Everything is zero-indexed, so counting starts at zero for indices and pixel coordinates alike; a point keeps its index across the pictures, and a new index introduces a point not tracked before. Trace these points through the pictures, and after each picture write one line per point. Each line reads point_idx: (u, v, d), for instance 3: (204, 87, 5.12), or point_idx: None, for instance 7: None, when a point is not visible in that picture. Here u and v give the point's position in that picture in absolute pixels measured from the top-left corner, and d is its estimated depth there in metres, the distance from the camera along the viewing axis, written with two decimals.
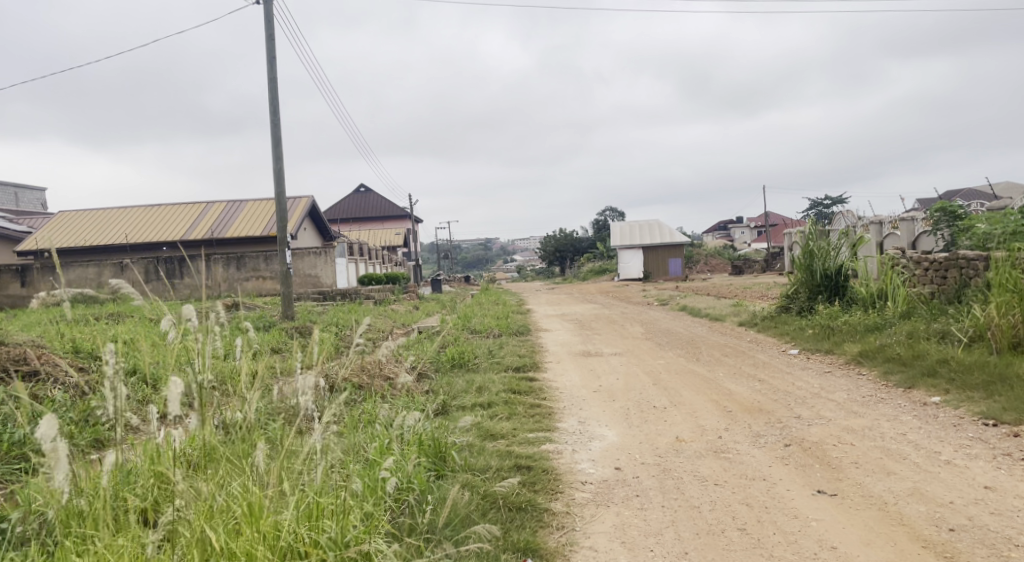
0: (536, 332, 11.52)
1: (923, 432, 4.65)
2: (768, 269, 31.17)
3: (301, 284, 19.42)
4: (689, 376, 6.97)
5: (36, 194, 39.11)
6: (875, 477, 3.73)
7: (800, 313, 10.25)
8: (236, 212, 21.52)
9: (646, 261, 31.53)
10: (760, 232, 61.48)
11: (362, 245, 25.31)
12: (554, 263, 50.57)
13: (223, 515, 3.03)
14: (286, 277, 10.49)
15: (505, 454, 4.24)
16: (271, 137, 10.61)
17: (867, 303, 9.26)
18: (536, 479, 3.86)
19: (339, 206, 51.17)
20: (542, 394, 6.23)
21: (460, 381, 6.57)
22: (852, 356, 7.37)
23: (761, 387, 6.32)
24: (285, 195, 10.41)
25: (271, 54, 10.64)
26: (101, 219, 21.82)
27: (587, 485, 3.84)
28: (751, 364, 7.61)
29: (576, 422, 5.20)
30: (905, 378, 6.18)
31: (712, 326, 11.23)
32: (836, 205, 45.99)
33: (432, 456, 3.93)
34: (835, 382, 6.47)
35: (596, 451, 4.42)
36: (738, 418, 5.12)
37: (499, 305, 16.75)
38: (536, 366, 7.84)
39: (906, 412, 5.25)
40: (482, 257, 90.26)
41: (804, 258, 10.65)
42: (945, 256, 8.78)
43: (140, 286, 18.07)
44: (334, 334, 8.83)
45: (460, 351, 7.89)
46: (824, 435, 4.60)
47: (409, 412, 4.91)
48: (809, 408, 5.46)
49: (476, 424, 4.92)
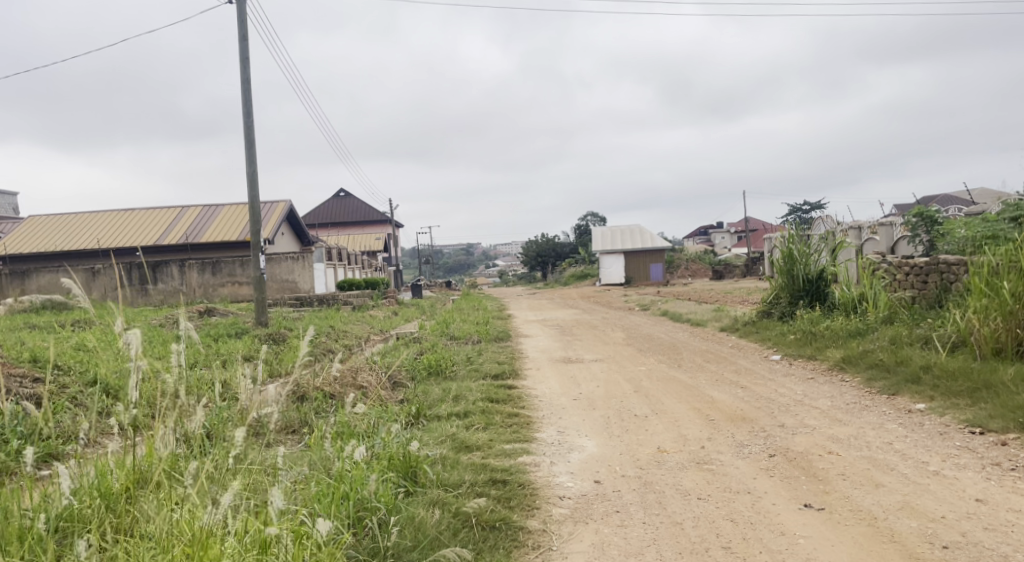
0: (516, 337, 11.36)
1: (910, 441, 4.53)
2: (749, 273, 31.27)
3: (279, 289, 19.11)
4: (670, 383, 6.82)
5: (8, 199, 38.42)
6: (863, 490, 3.59)
7: (781, 318, 10.17)
8: (211, 217, 21.11)
9: (627, 266, 31.54)
10: (741, 237, 61.86)
11: (342, 250, 25.01)
12: (537, 269, 50.53)
13: (169, 547, 2.84)
14: (261, 283, 10.20)
15: (480, 467, 4.06)
16: (245, 140, 10.36)
17: (848, 309, 9.20)
18: (512, 495, 3.68)
19: (319, 211, 50.72)
20: (520, 403, 6.06)
21: (436, 390, 6.38)
22: (834, 361, 7.29)
23: (744, 394, 6.20)
24: (258, 198, 10.17)
25: (244, 55, 10.41)
26: (73, 224, 21.36)
27: (565, 501, 3.67)
28: (733, 370, 7.50)
29: (555, 433, 5.03)
30: (889, 385, 6.10)
31: (693, 331, 11.13)
32: (816, 210, 46.37)
33: (401, 473, 3.73)
34: (818, 389, 6.37)
35: (574, 463, 4.25)
36: (721, 428, 4.98)
37: (480, 310, 16.55)
38: (515, 374, 7.67)
39: (891, 419, 5.15)
40: (464, 263, 90.04)
41: (784, 262, 10.59)
42: (925, 261, 8.73)
43: (112, 291, 17.75)
44: (309, 342, 8.61)
45: (437, 358, 7.71)
46: (809, 445, 4.47)
47: (382, 424, 4.73)
48: (793, 415, 5.34)
49: (451, 436, 4.73)
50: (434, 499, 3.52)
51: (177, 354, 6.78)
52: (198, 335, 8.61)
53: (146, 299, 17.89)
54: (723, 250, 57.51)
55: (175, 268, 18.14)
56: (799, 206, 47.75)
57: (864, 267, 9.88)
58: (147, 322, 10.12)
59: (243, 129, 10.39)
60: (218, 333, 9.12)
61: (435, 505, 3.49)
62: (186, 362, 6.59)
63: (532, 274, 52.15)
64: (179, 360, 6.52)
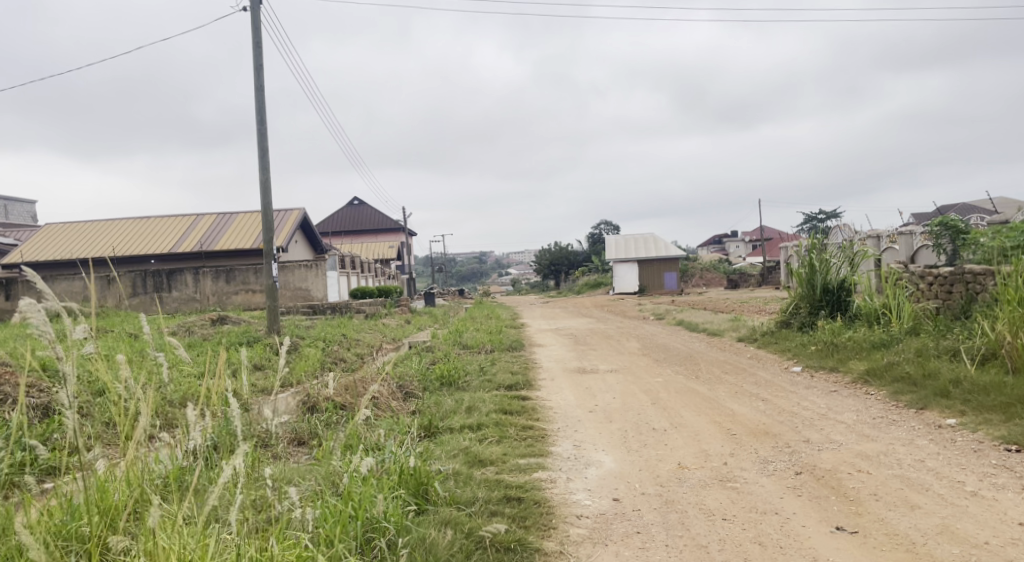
0: (529, 347, 11.18)
1: (943, 459, 4.33)
2: (765, 282, 30.92)
3: (292, 297, 19.06)
4: (689, 395, 6.65)
5: (27, 207, 38.90)
6: (898, 512, 3.41)
7: (800, 329, 9.94)
8: (226, 225, 21.17)
9: (641, 275, 31.31)
10: (755, 246, 61.41)
11: (355, 257, 24.95)
12: (550, 277, 50.38)
13: None
14: (273, 290, 10.13)
15: (494, 483, 3.91)
16: (258, 148, 10.32)
17: (870, 320, 8.96)
18: (527, 514, 3.53)
19: (333, 219, 50.93)
20: (534, 415, 5.91)
21: (448, 401, 6.23)
22: (858, 374, 7.07)
23: (766, 407, 6.02)
24: (271, 205, 10.12)
25: (258, 62, 10.38)
26: (89, 231, 21.53)
27: (583, 520, 3.51)
28: (753, 382, 7.31)
29: (571, 447, 4.87)
30: (916, 398, 5.89)
31: (710, 341, 10.92)
32: (833, 219, 45.98)
33: (412, 490, 3.59)
34: (842, 403, 6.16)
35: (592, 480, 4.09)
36: (744, 443, 4.80)
37: (493, 318, 16.40)
38: (529, 384, 7.51)
39: (921, 435, 4.94)
40: (477, 270, 89.74)
41: (805, 271, 10.36)
42: (950, 270, 8.48)
43: (127, 299, 17.90)
44: (321, 351, 8.53)
45: (449, 368, 7.57)
46: (837, 462, 4.29)
47: (392, 437, 4.62)
48: (818, 430, 5.15)
49: (464, 449, 4.59)
50: (446, 518, 3.38)
51: (190, 366, 6.73)
52: (208, 344, 8.55)
53: (160, 307, 18.03)
54: (738, 258, 57.14)
55: (189, 276, 18.23)
56: (814, 215, 47.38)
57: (886, 276, 9.65)
58: (159, 331, 10.08)
59: (257, 136, 10.35)
60: (229, 341, 9.05)
61: (447, 524, 3.35)
62: (193, 372, 6.52)
63: (545, 282, 51.95)
64: (186, 369, 6.46)
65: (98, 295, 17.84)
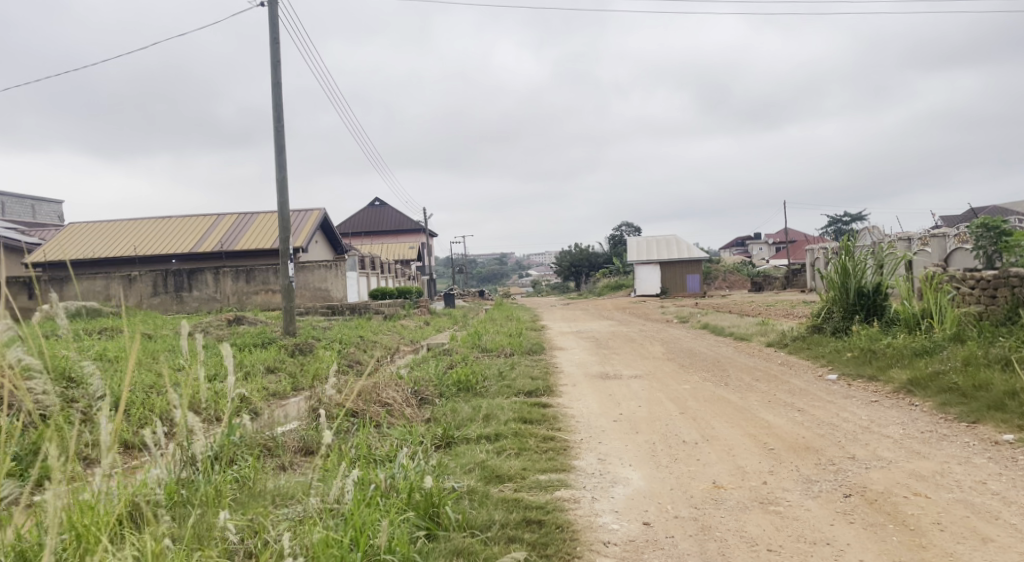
0: (550, 351, 10.82)
1: (1008, 481, 3.92)
2: (790, 285, 30.31)
3: (311, 298, 18.91)
4: (720, 405, 6.27)
5: (53, 207, 39.43)
6: (967, 546, 3.04)
7: (834, 334, 9.42)
8: (246, 225, 21.11)
9: (664, 277, 30.87)
10: (779, 249, 60.62)
11: (375, 258, 24.74)
12: (570, 278, 50.02)
13: None
14: (288, 291, 9.89)
15: (512, 504, 3.58)
16: (275, 145, 10.09)
17: (910, 325, 8.47)
18: (548, 540, 3.20)
19: (354, 220, 51.05)
20: (556, 424, 5.57)
21: (464, 408, 5.92)
22: (900, 384, 6.63)
23: (803, 418, 5.62)
24: (287, 204, 9.89)
25: (276, 58, 10.17)
26: (111, 229, 21.61)
27: (611, 548, 3.18)
28: (787, 390, 6.92)
29: (595, 461, 4.53)
30: (967, 411, 5.48)
31: (738, 346, 10.49)
32: (860, 220, 45.37)
33: (422, 513, 3.29)
34: (885, 415, 5.74)
35: (619, 500, 3.76)
36: (783, 459, 4.43)
37: (513, 321, 16.07)
38: (550, 390, 7.17)
39: (977, 453, 4.53)
40: (497, 271, 89.42)
41: (838, 274, 9.89)
42: (993, 274, 8.01)
43: (148, 298, 17.84)
44: (335, 352, 8.31)
45: (467, 373, 7.27)
46: (890, 483, 3.90)
47: (402, 449, 4.33)
48: (864, 446, 4.76)
49: (479, 463, 4.26)
50: (457, 548, 3.07)
51: (203, 369, 6.57)
52: (221, 345, 8.34)
53: (181, 306, 17.98)
54: (761, 260, 56.39)
55: (209, 276, 18.10)
56: (839, 217, 46.62)
57: (924, 279, 9.13)
58: (174, 330, 9.92)
59: (274, 133, 10.14)
60: (244, 342, 8.84)
61: (459, 554, 3.04)
62: (205, 375, 6.32)
63: (566, 283, 51.61)
64: (197, 374, 6.25)
65: (119, 294, 17.85)
